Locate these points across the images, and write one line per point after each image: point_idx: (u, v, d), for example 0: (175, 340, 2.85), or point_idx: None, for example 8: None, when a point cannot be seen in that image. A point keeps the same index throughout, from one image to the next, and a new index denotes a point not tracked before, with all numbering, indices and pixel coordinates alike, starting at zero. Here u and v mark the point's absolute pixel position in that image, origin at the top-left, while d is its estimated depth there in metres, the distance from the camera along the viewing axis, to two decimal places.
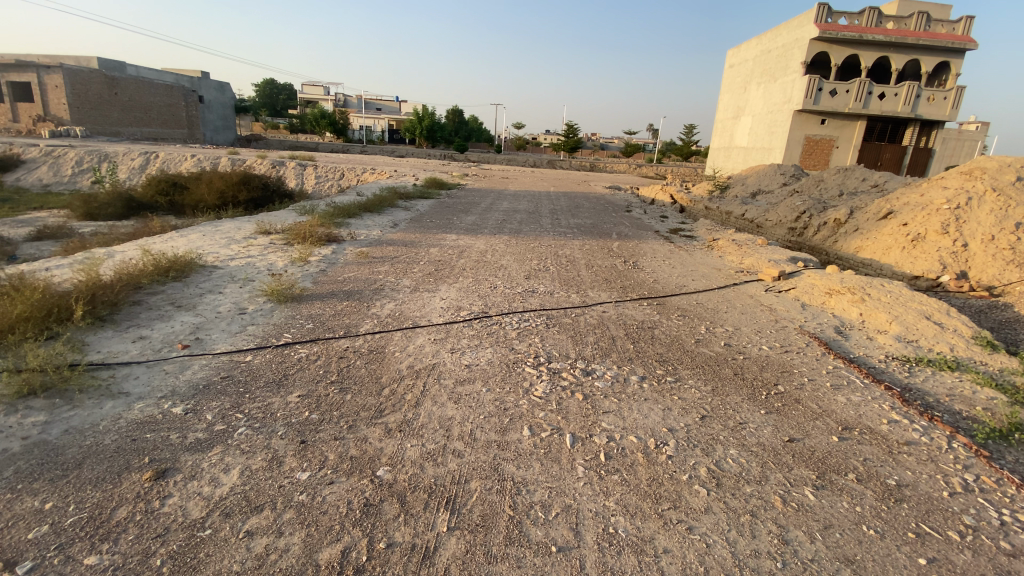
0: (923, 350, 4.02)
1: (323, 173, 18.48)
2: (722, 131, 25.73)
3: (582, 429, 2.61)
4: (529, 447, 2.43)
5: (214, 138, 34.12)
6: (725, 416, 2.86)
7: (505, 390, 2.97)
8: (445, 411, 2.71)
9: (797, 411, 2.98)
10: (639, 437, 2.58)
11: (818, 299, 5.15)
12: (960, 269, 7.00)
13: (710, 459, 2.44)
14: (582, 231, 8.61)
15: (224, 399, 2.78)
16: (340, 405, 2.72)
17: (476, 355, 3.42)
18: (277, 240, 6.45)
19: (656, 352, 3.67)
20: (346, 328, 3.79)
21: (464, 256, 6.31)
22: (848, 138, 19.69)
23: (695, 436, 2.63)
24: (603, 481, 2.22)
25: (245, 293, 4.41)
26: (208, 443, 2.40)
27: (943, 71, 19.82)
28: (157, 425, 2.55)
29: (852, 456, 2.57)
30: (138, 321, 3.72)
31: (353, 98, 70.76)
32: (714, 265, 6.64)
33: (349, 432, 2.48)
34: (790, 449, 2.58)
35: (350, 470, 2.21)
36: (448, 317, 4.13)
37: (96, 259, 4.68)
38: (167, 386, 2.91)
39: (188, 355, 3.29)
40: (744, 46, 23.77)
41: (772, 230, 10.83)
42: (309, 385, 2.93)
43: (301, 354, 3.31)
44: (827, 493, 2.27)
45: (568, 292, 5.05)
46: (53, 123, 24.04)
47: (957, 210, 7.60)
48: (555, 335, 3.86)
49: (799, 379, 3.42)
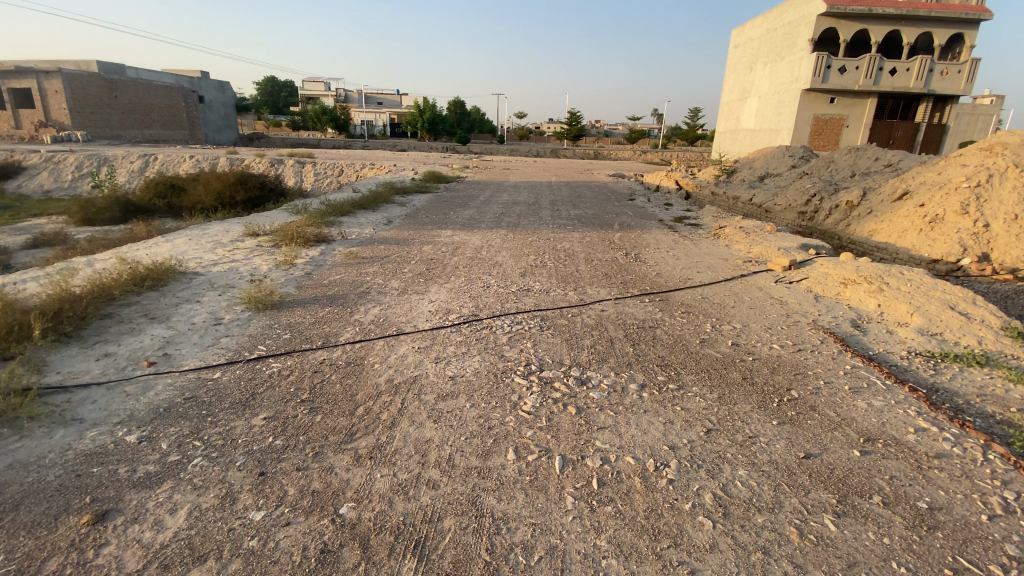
0: (948, 344, 3.71)
1: (322, 169, 18.27)
2: (727, 114, 25.13)
3: (574, 450, 2.35)
4: (513, 474, 2.18)
5: (216, 139, 33.99)
6: (733, 430, 2.59)
7: (490, 405, 2.71)
8: (422, 432, 2.46)
9: (813, 422, 2.70)
10: (637, 458, 2.32)
11: (832, 290, 4.84)
12: (981, 251, 6.71)
13: (716, 483, 2.18)
14: (582, 223, 8.28)
15: (183, 424, 2.53)
16: (308, 428, 2.49)
17: (461, 365, 3.16)
18: (264, 242, 6.22)
19: (657, 355, 3.41)
20: (325, 337, 3.56)
21: (457, 254, 6.05)
22: (859, 117, 19.09)
23: (700, 454, 2.37)
24: (594, 515, 1.96)
25: (223, 301, 4.20)
26: (158, 478, 2.14)
27: (957, 45, 19.14)
28: (107, 458, 2.27)
29: (876, 475, 2.30)
30: (105, 337, 3.46)
31: (352, 92, 70.10)
32: (722, 256, 6.34)
33: (315, 461, 2.25)
34: (806, 468, 2.32)
35: (310, 509, 1.97)
36: (434, 322, 3.88)
37: (69, 269, 4.46)
38: (126, 410, 2.63)
39: (153, 373, 3.02)
40: (749, 25, 23.09)
41: (782, 215, 10.41)
42: (277, 406, 2.68)
43: (272, 370, 3.07)
44: (850, 522, 2.00)
45: (565, 290, 4.78)
46: (55, 129, 23.97)
47: (978, 188, 7.25)
48: (549, 339, 3.60)
49: (815, 382, 3.13)
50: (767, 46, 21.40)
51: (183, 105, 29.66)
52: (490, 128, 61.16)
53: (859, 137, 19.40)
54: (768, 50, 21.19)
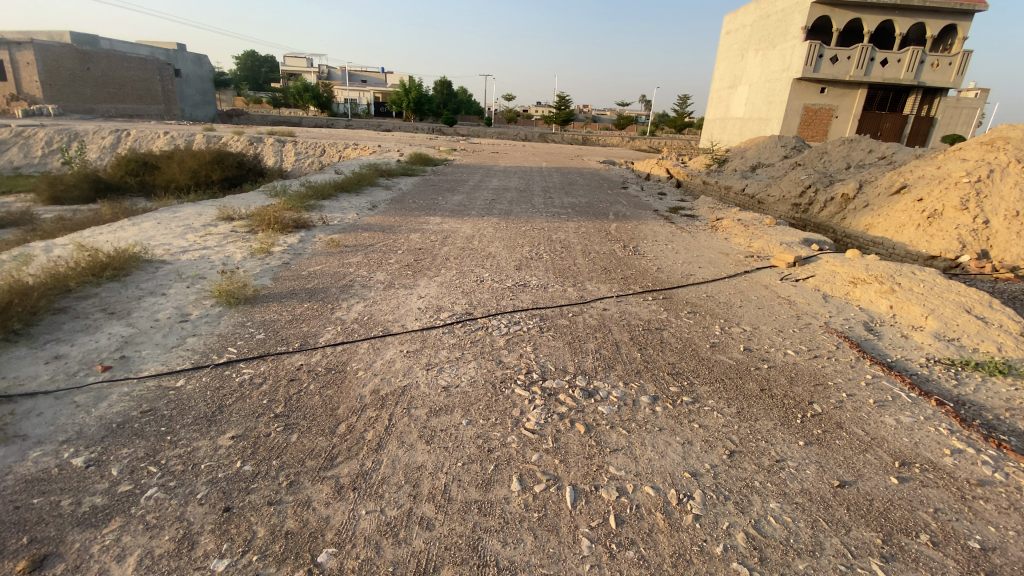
0: (967, 351, 3.52)
1: (303, 148, 17.61)
2: (717, 102, 24.90)
3: (586, 478, 2.08)
4: (519, 510, 1.90)
5: (193, 115, 32.74)
6: (758, 452, 2.34)
7: (489, 422, 2.43)
8: (413, 456, 2.17)
9: (842, 442, 2.47)
10: (657, 488, 2.06)
11: (841, 290, 4.62)
12: (980, 249, 6.60)
13: (747, 520, 1.93)
14: (577, 212, 7.97)
15: (138, 444, 2.19)
16: (281, 450, 2.18)
17: (456, 373, 2.87)
18: (239, 227, 5.82)
19: (667, 362, 3.14)
20: (303, 338, 3.22)
21: (448, 243, 5.72)
22: (848, 108, 18.98)
23: (726, 484, 2.12)
24: (617, 563, 1.70)
25: (192, 294, 3.83)
26: (106, 514, 1.82)
27: (948, 36, 19.02)
28: (49, 485, 1.93)
29: (919, 507, 2.07)
30: (58, 335, 3.08)
31: (335, 70, 68.30)
32: (722, 250, 6.10)
33: (289, 493, 1.94)
34: (842, 499, 2.08)
35: (282, 556, 1.67)
36: (425, 322, 3.56)
37: (21, 257, 4.04)
38: (75, 425, 2.29)
39: (108, 380, 2.66)
40: (740, 12, 22.83)
41: (775, 208, 10.19)
42: (246, 422, 2.36)
43: (243, 377, 2.74)
44: (901, 568, 1.77)
45: (563, 286, 4.48)
46: (26, 102, 22.69)
47: (978, 183, 7.11)
48: (550, 342, 3.31)
49: (836, 395, 2.90)
50: (758, 33, 21.10)
51: (158, 79, 28.48)
52: (477, 110, 60.33)
53: (848, 128, 19.34)
54: (760, 37, 20.92)
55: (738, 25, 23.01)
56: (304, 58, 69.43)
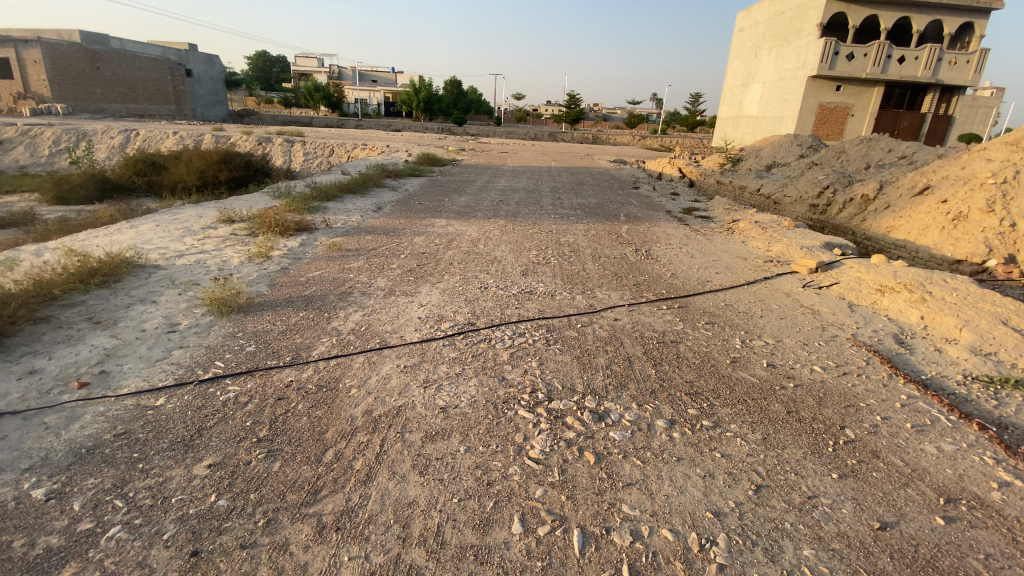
0: (1007, 367, 3.24)
1: (312, 149, 17.52)
2: (730, 100, 24.48)
3: (596, 519, 1.87)
4: (520, 557, 1.69)
5: (204, 114, 32.88)
6: (787, 487, 2.11)
7: (489, 450, 2.22)
8: (404, 490, 1.97)
9: (879, 475, 2.23)
10: (675, 531, 1.84)
11: (868, 298, 4.35)
12: (1008, 253, 6.23)
13: (777, 571, 1.70)
14: (586, 213, 7.74)
15: (106, 474, 2.01)
16: (261, 481, 1.99)
17: (456, 392, 2.66)
18: (239, 230, 5.66)
19: (685, 380, 2.91)
20: (295, 352, 3.03)
21: (453, 247, 5.53)
22: (865, 105, 18.52)
23: (754, 526, 1.89)
24: None
25: (183, 303, 3.66)
26: (60, 558, 1.64)
27: (966, 34, 18.57)
28: (2, 523, 1.76)
29: (969, 554, 1.83)
30: (36, 348, 2.92)
31: (345, 71, 68.75)
32: (739, 254, 5.83)
33: (265, 533, 1.75)
34: (883, 545, 1.85)
35: None
36: (424, 333, 3.36)
37: (7, 262, 3.89)
38: (40, 450, 2.12)
39: (84, 398, 2.49)
40: (754, 9, 22.36)
41: (792, 208, 9.87)
42: (226, 448, 2.18)
43: (228, 396, 2.55)
44: None
45: (572, 294, 4.25)
46: (35, 101, 22.87)
47: (1005, 184, 6.77)
48: (557, 357, 3.10)
49: (870, 419, 2.65)
50: (772, 30, 20.64)
51: (168, 78, 28.59)
52: (486, 109, 60.27)
53: (865, 127, 18.89)
54: (774, 34, 20.48)
55: (751, 22, 22.54)
56: (314, 58, 69.70)
